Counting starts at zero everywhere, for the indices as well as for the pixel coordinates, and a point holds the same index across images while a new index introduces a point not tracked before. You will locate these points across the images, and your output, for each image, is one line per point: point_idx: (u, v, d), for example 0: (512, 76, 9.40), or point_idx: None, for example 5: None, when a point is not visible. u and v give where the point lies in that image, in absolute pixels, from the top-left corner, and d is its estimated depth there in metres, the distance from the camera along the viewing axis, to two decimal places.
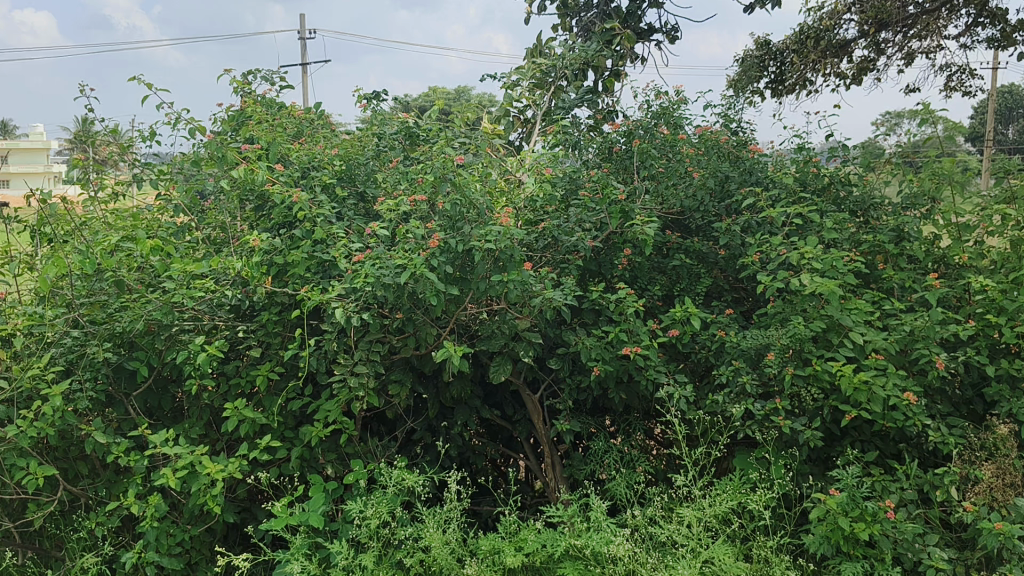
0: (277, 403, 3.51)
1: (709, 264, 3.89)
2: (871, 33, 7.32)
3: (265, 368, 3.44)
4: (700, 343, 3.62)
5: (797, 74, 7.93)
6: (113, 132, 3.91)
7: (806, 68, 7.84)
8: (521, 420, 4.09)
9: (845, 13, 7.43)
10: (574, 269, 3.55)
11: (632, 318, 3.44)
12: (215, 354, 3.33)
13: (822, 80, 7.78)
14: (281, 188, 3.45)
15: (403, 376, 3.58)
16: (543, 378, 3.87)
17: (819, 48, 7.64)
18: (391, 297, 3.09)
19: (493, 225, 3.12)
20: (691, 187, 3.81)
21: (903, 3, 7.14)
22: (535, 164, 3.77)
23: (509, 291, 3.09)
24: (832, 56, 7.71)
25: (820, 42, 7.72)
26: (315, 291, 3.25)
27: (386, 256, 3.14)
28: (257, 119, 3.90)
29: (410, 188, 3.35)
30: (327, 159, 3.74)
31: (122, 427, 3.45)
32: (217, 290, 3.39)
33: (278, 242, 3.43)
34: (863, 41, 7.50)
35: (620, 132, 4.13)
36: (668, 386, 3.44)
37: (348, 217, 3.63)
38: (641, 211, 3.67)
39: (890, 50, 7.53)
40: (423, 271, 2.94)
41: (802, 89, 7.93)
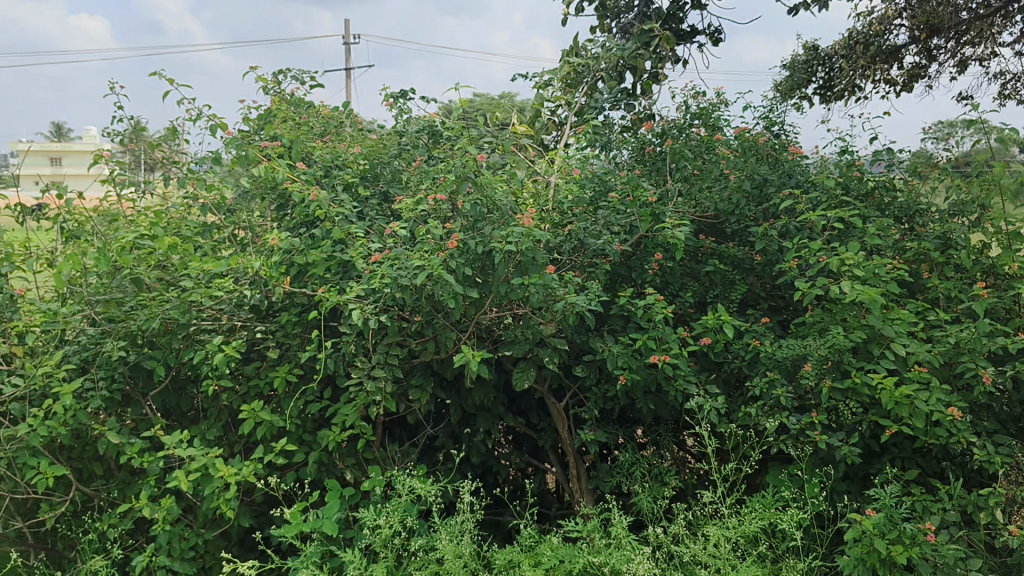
0: (296, 406, 3.43)
1: (745, 270, 3.74)
2: (922, 38, 7.09)
3: (283, 370, 3.37)
4: (732, 352, 3.48)
5: (845, 80, 7.71)
6: (140, 129, 3.88)
7: (855, 73, 7.62)
8: (547, 428, 3.98)
9: (895, 18, 7.19)
10: (601, 273, 3.43)
11: (660, 325, 3.31)
12: (231, 354, 3.26)
13: (871, 86, 7.56)
14: (301, 186, 3.38)
15: (424, 381, 3.49)
16: (569, 386, 3.75)
17: (869, 54, 7.41)
18: (409, 298, 3.00)
19: (515, 226, 3.01)
20: (726, 190, 3.67)
21: (955, 8, 6.88)
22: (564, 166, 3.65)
23: (531, 295, 2.98)
24: (882, 63, 7.48)
25: (869, 47, 7.48)
26: (333, 291, 3.17)
27: (404, 256, 3.04)
28: (283, 117, 3.84)
29: (432, 187, 3.26)
30: (351, 159, 3.66)
31: (138, 427, 3.41)
32: (237, 290, 3.33)
33: (299, 242, 3.36)
34: (914, 47, 7.27)
35: (654, 133, 4.00)
36: (698, 397, 3.30)
37: (371, 217, 3.55)
38: (673, 214, 3.54)
39: (942, 56, 7.30)
40: (441, 272, 2.84)
41: (851, 96, 7.71)
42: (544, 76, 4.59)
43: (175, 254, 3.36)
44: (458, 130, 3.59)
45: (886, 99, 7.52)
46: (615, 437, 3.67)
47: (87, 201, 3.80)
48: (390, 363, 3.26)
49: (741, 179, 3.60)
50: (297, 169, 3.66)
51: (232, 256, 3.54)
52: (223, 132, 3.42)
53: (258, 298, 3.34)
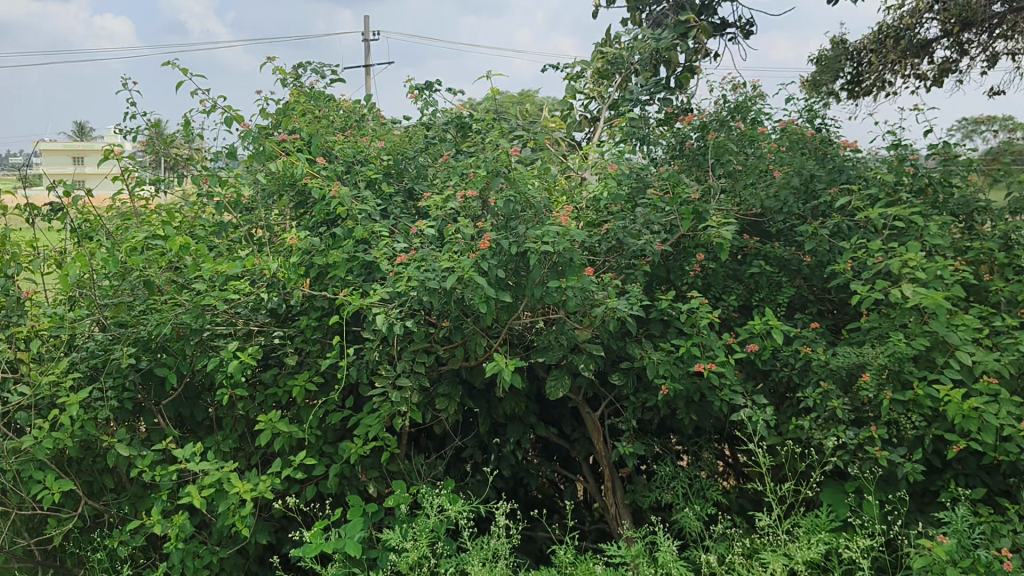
0: (315, 416, 3.24)
1: (792, 272, 3.50)
2: (956, 31, 6.77)
3: (302, 379, 3.18)
4: (782, 360, 3.25)
5: (875, 74, 7.41)
6: (156, 125, 3.70)
7: (884, 67, 7.33)
8: (580, 439, 3.77)
9: (927, 11, 6.87)
10: (641, 275, 3.21)
11: (705, 331, 3.08)
12: (247, 361, 3.07)
13: (901, 82, 7.27)
14: (321, 182, 3.18)
15: (451, 390, 3.29)
16: (604, 395, 3.54)
17: (899, 47, 7.11)
18: (437, 303, 2.79)
19: (551, 225, 2.78)
20: (773, 187, 3.40)
21: (989, 0, 6.55)
22: (600, 161, 3.43)
23: (568, 299, 2.76)
24: (913, 57, 7.15)
25: (899, 41, 7.14)
26: (355, 295, 2.97)
27: (431, 258, 2.84)
28: (302, 110, 3.65)
29: (460, 183, 3.04)
30: (374, 154, 3.46)
31: (151, 438, 3.23)
32: (253, 293, 3.14)
33: (319, 242, 3.16)
34: (946, 41, 6.96)
35: (693, 127, 3.70)
36: (745, 408, 3.07)
37: (394, 216, 3.34)
38: (717, 212, 3.31)
39: (975, 50, 6.96)
40: (471, 275, 2.62)
41: (881, 91, 7.44)
42: (574, 67, 4.36)
43: (188, 255, 3.17)
44: (487, 122, 3.37)
45: (918, 95, 7.21)
46: (655, 450, 3.45)
47: (98, 200, 3.55)
48: (416, 372, 3.05)
49: (790, 174, 3.36)
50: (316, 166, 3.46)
51: (248, 258, 3.35)
52: (239, 125, 3.23)
53: (276, 301, 3.15)
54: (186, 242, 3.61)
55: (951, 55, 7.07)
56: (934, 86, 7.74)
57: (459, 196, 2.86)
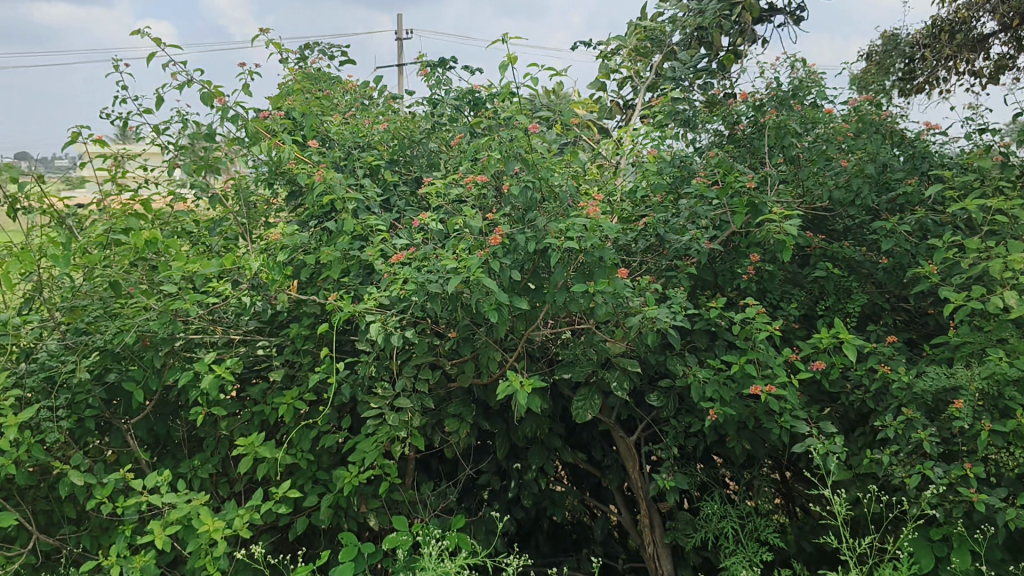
0: (306, 437, 2.81)
1: (862, 276, 3.00)
2: (1012, 26, 5.93)
3: (290, 395, 2.74)
4: (852, 380, 2.75)
5: (928, 71, 6.64)
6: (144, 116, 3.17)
7: (938, 64, 6.54)
8: (613, 466, 3.30)
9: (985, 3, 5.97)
10: (685, 279, 2.72)
11: (762, 346, 2.59)
12: (224, 374, 2.64)
13: (955, 80, 6.47)
14: (311, 167, 2.72)
15: (463, 411, 2.84)
16: (641, 417, 3.07)
17: (954, 43, 6.30)
18: (440, 309, 2.33)
19: (576, 217, 2.30)
20: (842, 175, 2.90)
21: None
22: (640, 146, 2.94)
23: (597, 306, 2.28)
24: (969, 53, 6.33)
25: (954, 36, 6.35)
26: (346, 300, 2.52)
27: (434, 256, 2.38)
28: (299, 90, 3.21)
29: (470, 167, 2.57)
30: (376, 138, 3.00)
31: (119, 462, 2.83)
32: (231, 297, 2.70)
33: (307, 238, 2.71)
34: (1003, 35, 6.14)
35: (749, 105, 3.13)
36: (809, 437, 2.58)
37: (399, 208, 2.88)
38: (776, 204, 2.80)
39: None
40: (479, 276, 2.15)
41: (934, 89, 6.67)
42: (609, 45, 3.86)
43: (158, 252, 2.75)
44: (506, 101, 2.90)
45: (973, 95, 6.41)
46: (698, 481, 2.98)
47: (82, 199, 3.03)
48: (419, 389, 2.59)
49: (863, 160, 2.84)
50: (311, 150, 3.01)
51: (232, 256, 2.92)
52: (219, 103, 2.80)
53: (258, 306, 2.71)
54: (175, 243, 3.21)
55: (1008, 53, 6.25)
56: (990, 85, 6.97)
57: (468, 181, 2.38)
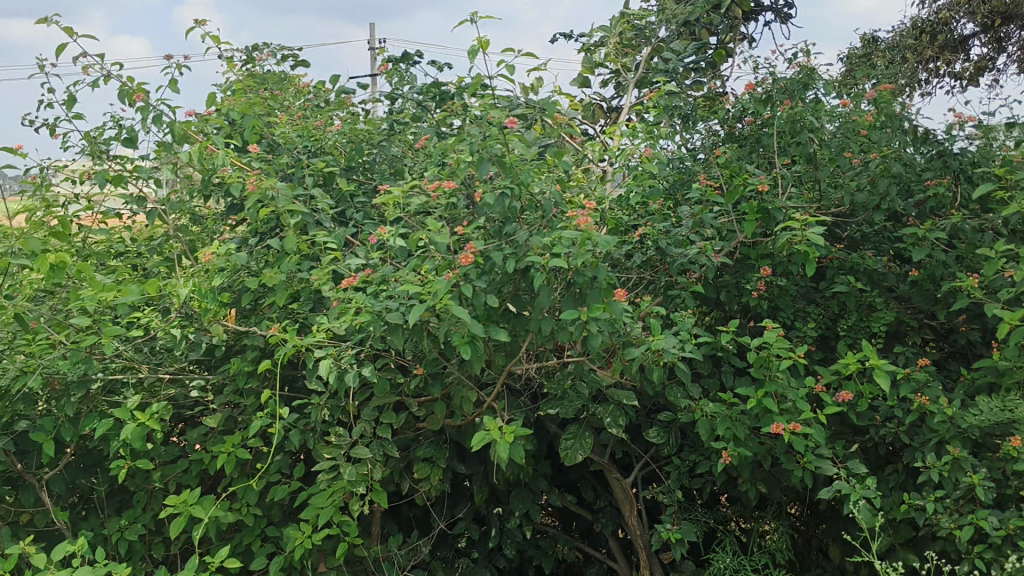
0: (252, 490, 2.41)
1: (887, 291, 2.64)
2: (996, 27, 5.57)
3: (230, 443, 2.34)
4: (884, 411, 2.38)
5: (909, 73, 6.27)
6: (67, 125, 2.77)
7: (921, 65, 6.15)
8: (606, 507, 2.93)
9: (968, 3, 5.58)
10: (689, 299, 2.34)
11: (783, 377, 2.22)
12: (149, 421, 2.23)
13: (938, 82, 6.11)
14: (249, 175, 2.31)
15: (434, 455, 2.45)
16: (638, 455, 2.69)
17: (936, 44, 5.92)
18: (403, 341, 1.93)
19: (564, 229, 1.91)
20: (864, 176, 2.53)
21: None
22: (634, 146, 2.56)
23: (590, 336, 1.89)
24: (952, 55, 5.94)
25: (936, 37, 5.96)
26: (291, 331, 2.12)
27: (394, 279, 1.98)
28: (241, 88, 2.80)
29: (437, 173, 2.17)
30: (329, 142, 2.59)
31: (33, 523, 2.42)
32: (157, 330, 2.29)
33: (247, 259, 2.31)
34: (985, 36, 5.75)
35: (755, 97, 2.74)
36: (838, 482, 2.21)
37: (357, 222, 2.48)
38: (791, 211, 2.43)
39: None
40: (448, 303, 1.75)
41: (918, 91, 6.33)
42: (591, 37, 3.46)
43: (71, 278, 2.34)
44: (478, 96, 2.50)
45: (958, 98, 6.05)
46: (706, 527, 2.61)
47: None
48: (381, 434, 2.20)
49: (890, 159, 2.47)
50: (254, 157, 2.61)
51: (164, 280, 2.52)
52: (141, 102, 2.40)
53: (189, 340, 2.31)
54: (105, 264, 2.81)
55: (993, 54, 5.89)
56: (976, 87, 6.63)
57: (433, 187, 1.99)
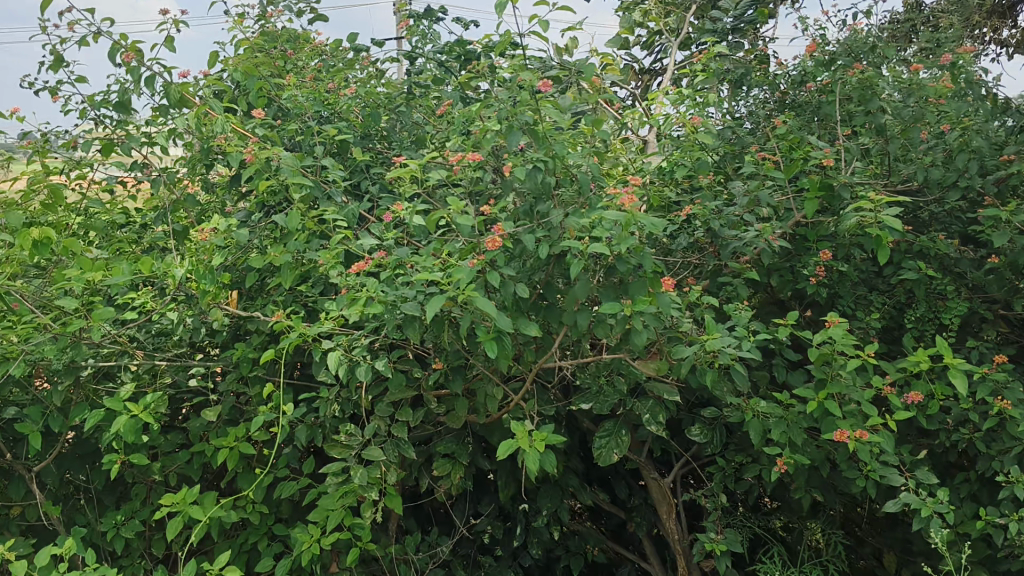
0: (256, 487, 2.21)
1: (959, 279, 2.37)
2: None
3: (232, 438, 2.13)
4: (957, 414, 2.13)
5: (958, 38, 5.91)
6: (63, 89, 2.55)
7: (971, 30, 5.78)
8: (640, 506, 2.70)
9: None
10: (741, 286, 2.09)
11: (847, 377, 1.97)
12: (143, 413, 2.03)
13: (988, 49, 5.75)
14: (252, 143, 2.08)
15: (456, 452, 2.24)
16: (679, 453, 2.46)
17: (988, 7, 5.55)
18: (420, 334, 1.70)
19: (604, 209, 1.66)
20: (940, 149, 2.25)
21: None
22: (681, 114, 2.29)
23: (633, 332, 1.64)
24: (1004, 20, 5.58)
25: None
26: (296, 318, 1.90)
27: (410, 263, 1.75)
28: (248, 46, 2.56)
29: (460, 142, 1.93)
30: (342, 107, 2.35)
31: (22, 518, 2.24)
32: (151, 314, 2.08)
33: (250, 236, 2.08)
34: None
35: (816, 60, 2.46)
36: (907, 494, 1.98)
37: (372, 195, 2.25)
38: (857, 189, 2.17)
39: None
40: (471, 295, 1.52)
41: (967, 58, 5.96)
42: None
43: (58, 255, 2.13)
44: (508, 56, 2.24)
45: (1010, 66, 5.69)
46: (752, 534, 2.38)
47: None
48: (397, 433, 1.98)
49: (971, 131, 2.19)
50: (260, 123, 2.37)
51: (164, 257, 2.31)
52: (132, 59, 2.17)
53: (187, 324, 2.09)
54: (105, 237, 2.60)
55: None
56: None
57: (455, 161, 1.73)
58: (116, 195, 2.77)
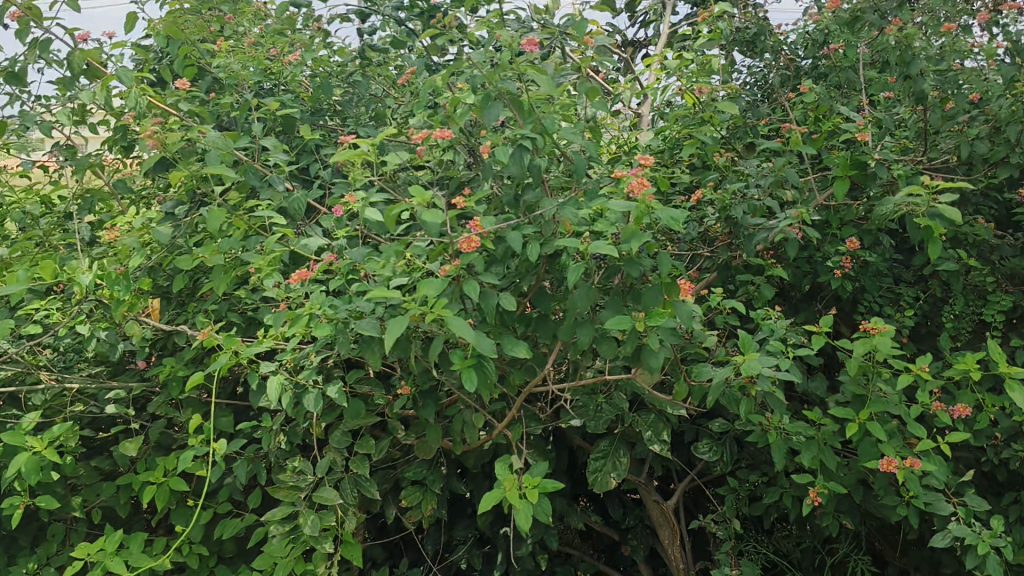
0: (191, 528, 1.87)
1: (1000, 268, 2.08)
2: None
3: (160, 473, 1.78)
4: (1009, 428, 1.83)
5: None
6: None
7: None
8: (636, 526, 2.39)
9: None
10: (762, 284, 1.77)
11: (892, 392, 1.66)
12: (47, 449, 1.68)
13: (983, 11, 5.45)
14: (173, 120, 1.71)
15: (427, 480, 1.91)
16: (683, 471, 2.15)
17: None
18: (380, 357, 1.36)
19: (608, 198, 1.33)
20: (987, 119, 1.94)
21: None
22: (687, 81, 1.96)
23: (646, 351, 1.32)
24: None
25: None
26: (228, 335, 1.54)
27: (367, 266, 1.40)
28: (176, 7, 2.17)
29: (426, 116, 1.58)
30: (285, 77, 1.99)
31: None
32: (56, 328, 1.71)
33: (173, 233, 1.72)
34: None
35: (838, 16, 2.12)
36: (959, 527, 1.68)
37: (323, 180, 1.90)
38: (893, 166, 1.85)
39: None
40: (442, 315, 1.18)
41: None
42: None
43: None
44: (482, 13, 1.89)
45: None
46: (768, 563, 2.08)
47: None
48: (357, 468, 1.64)
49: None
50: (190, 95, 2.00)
51: (77, 256, 1.95)
52: (27, 18, 1.79)
53: (100, 339, 1.73)
54: (14, 232, 2.23)
55: None
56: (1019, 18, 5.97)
57: (419, 139, 1.38)
58: (31, 180, 2.39)
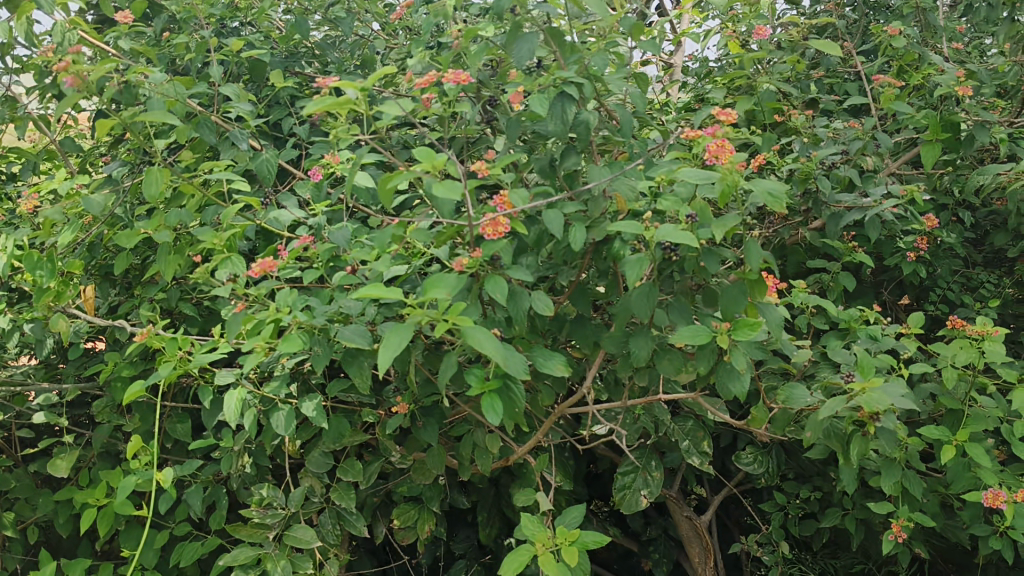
0: (141, 557, 1.54)
1: None
2: None
3: (101, 495, 1.45)
4: None
5: None
6: None
7: None
8: (658, 538, 2.09)
9: None
10: (837, 270, 1.45)
11: (999, 408, 1.36)
12: None
13: None
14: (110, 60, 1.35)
15: (425, 500, 1.60)
16: (721, 482, 1.84)
17: None
18: (370, 372, 1.04)
19: (675, 167, 1.00)
20: None
21: None
22: (742, 22, 1.61)
23: (723, 368, 1.00)
24: None
25: None
26: (176, 336, 1.21)
27: (354, 251, 1.07)
28: None
29: (428, 56, 1.24)
30: (254, 13, 1.63)
31: None
32: None
33: (113, 201, 1.37)
34: None
35: None
36: None
37: (298, 138, 1.57)
38: (991, 131, 1.53)
39: None
40: (458, 322, 0.84)
41: None
42: None
43: None
44: None
45: None
46: None
47: None
48: (341, 499, 1.32)
49: None
50: (139, 32, 1.64)
51: (3, 227, 1.60)
52: None
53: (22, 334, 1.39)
54: None
55: None
56: None
57: (425, 83, 1.03)
58: None
